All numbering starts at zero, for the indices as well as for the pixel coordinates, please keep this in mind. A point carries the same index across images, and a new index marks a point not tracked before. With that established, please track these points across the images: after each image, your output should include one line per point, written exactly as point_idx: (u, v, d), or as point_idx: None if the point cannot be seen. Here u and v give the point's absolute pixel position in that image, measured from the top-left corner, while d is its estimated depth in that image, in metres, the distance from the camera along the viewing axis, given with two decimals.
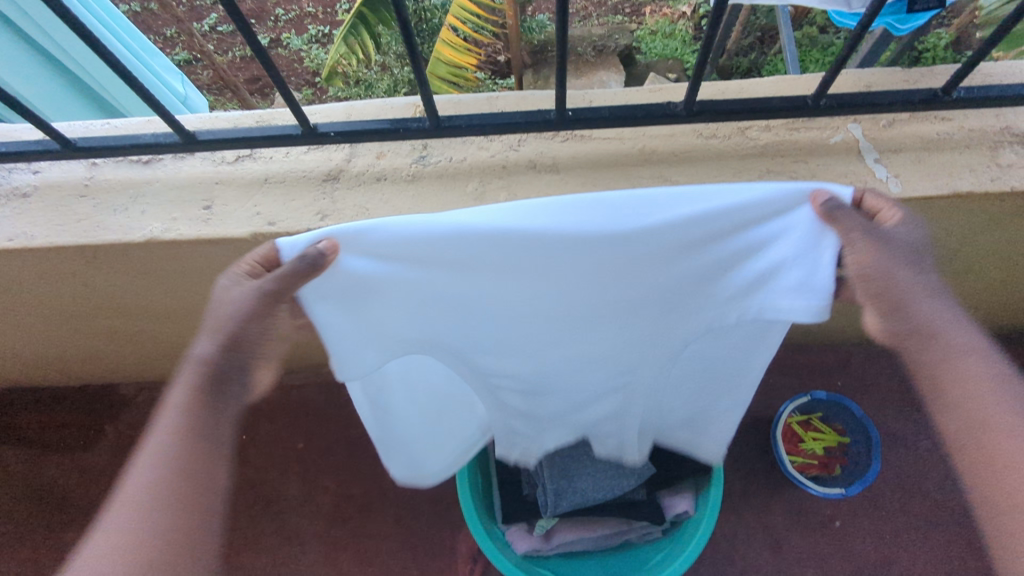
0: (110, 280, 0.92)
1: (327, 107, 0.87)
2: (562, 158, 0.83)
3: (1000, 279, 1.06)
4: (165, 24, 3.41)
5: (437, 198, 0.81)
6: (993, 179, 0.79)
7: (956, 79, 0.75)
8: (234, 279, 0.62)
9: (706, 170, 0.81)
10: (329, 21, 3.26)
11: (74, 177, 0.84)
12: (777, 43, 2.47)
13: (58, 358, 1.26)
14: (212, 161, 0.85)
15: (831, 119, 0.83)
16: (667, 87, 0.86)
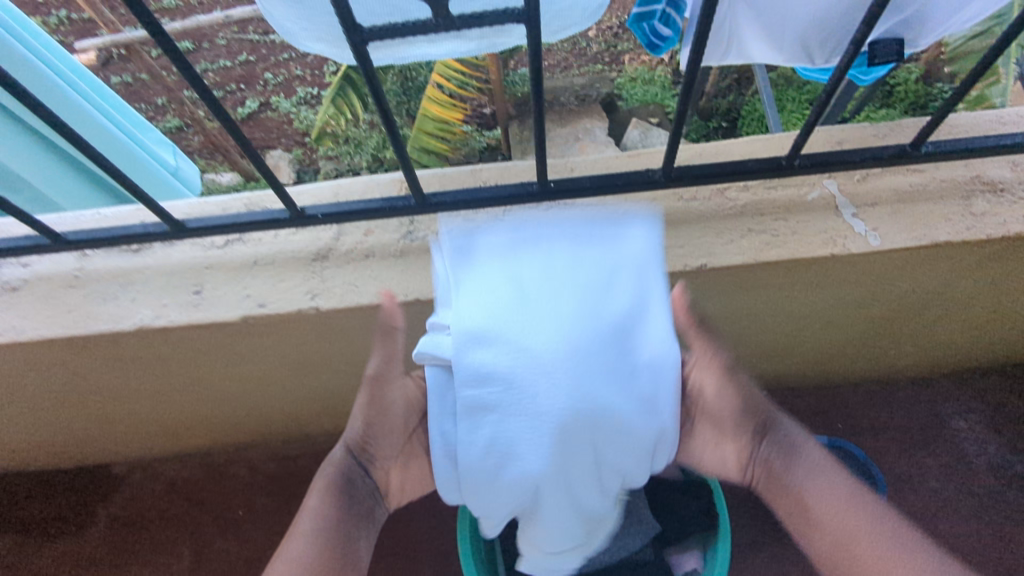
0: (101, 367, 0.91)
1: (314, 187, 0.89)
2: None
3: (988, 318, 1.07)
4: (156, 93, 3.49)
5: (425, 272, 0.82)
6: (969, 228, 0.81)
7: (922, 136, 0.78)
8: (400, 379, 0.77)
9: (687, 232, 0.83)
10: (317, 83, 3.34)
11: (63, 268, 0.85)
12: (753, 84, 2.55)
13: (48, 443, 1.24)
14: (201, 245, 0.86)
15: (807, 175, 0.85)
16: (645, 152, 0.89)
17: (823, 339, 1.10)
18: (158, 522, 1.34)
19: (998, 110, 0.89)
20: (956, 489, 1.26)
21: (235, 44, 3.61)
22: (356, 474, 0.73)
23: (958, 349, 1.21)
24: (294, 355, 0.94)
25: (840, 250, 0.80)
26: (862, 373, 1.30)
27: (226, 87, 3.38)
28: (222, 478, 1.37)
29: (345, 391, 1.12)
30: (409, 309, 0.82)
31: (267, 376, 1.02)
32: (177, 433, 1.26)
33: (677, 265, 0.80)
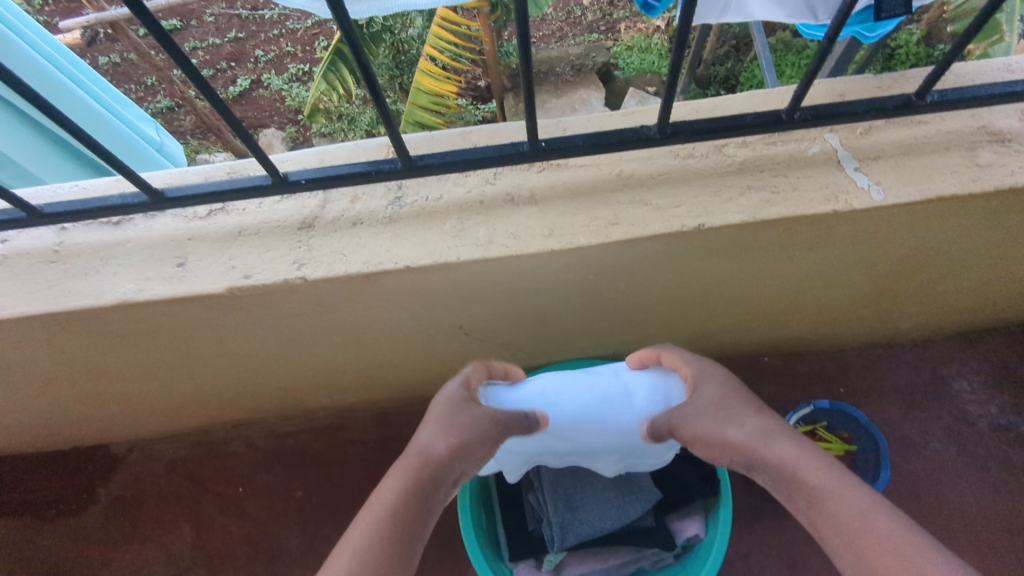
0: (89, 344, 0.89)
1: (298, 154, 0.86)
2: (539, 188, 0.81)
3: (992, 276, 1.05)
4: (144, 73, 3.42)
5: (414, 239, 0.79)
6: (976, 179, 0.78)
7: (928, 84, 0.74)
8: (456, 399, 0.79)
9: (685, 191, 0.80)
10: (308, 59, 3.26)
11: (43, 244, 0.82)
12: (752, 50, 2.49)
13: (44, 424, 1.23)
14: (184, 217, 0.83)
15: (806, 130, 0.82)
16: (640, 110, 0.86)
17: (824, 301, 1.08)
18: (159, 500, 1.34)
19: (1006, 58, 0.86)
20: (958, 450, 1.25)
21: (223, 20, 3.53)
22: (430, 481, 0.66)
23: (962, 309, 1.19)
24: (285, 329, 0.92)
25: (842, 205, 0.78)
26: (863, 336, 1.29)
27: (216, 65, 3.31)
28: (221, 456, 1.37)
29: (340, 365, 1.10)
30: (399, 278, 0.80)
31: (260, 352, 1.00)
32: (174, 411, 1.25)
33: (674, 225, 0.78)
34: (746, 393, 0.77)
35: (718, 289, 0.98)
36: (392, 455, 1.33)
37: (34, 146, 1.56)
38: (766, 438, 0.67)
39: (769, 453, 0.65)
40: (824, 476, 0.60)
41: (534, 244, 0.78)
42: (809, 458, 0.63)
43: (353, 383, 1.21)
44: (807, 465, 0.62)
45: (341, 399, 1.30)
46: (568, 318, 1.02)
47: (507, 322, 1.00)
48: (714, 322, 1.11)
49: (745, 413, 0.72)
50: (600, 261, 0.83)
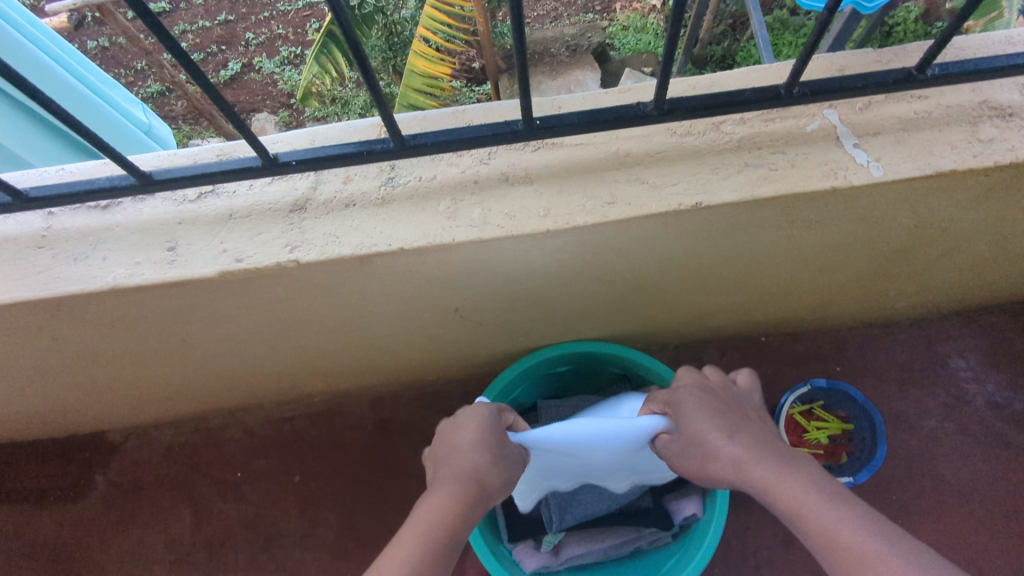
0: (81, 330, 0.89)
1: (289, 135, 0.84)
2: (534, 168, 0.80)
3: (991, 254, 1.04)
4: (134, 57, 3.37)
5: (407, 220, 0.78)
6: (976, 155, 0.77)
7: (929, 57, 0.73)
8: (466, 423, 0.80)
9: (682, 169, 0.79)
10: (300, 41, 3.21)
11: (30, 229, 0.81)
12: (749, 29, 2.46)
13: (39, 412, 1.22)
14: (173, 200, 0.82)
15: (805, 106, 0.81)
16: (636, 87, 0.85)
17: (822, 281, 1.07)
18: (157, 486, 1.34)
19: (1007, 31, 0.84)
20: (954, 428, 1.26)
21: (212, 2, 3.47)
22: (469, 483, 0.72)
23: (960, 287, 1.19)
24: (278, 313, 0.91)
25: (840, 182, 0.77)
26: (860, 315, 1.28)
27: (207, 49, 3.26)
28: (218, 441, 1.36)
29: (335, 350, 1.10)
30: (393, 260, 0.79)
31: (254, 337, 0.99)
32: (170, 397, 1.24)
33: (671, 204, 0.77)
34: (726, 410, 0.76)
35: (715, 269, 0.97)
36: (389, 439, 1.34)
37: (19, 128, 1.54)
38: (740, 464, 0.68)
39: (748, 478, 0.67)
40: (795, 495, 0.62)
41: (530, 225, 0.77)
42: (785, 474, 0.65)
43: (349, 367, 1.21)
44: (783, 483, 0.64)
45: (337, 384, 1.30)
46: (565, 300, 1.02)
47: (504, 304, 0.99)
48: (711, 302, 1.11)
49: (717, 439, 0.72)
50: (595, 241, 0.82)
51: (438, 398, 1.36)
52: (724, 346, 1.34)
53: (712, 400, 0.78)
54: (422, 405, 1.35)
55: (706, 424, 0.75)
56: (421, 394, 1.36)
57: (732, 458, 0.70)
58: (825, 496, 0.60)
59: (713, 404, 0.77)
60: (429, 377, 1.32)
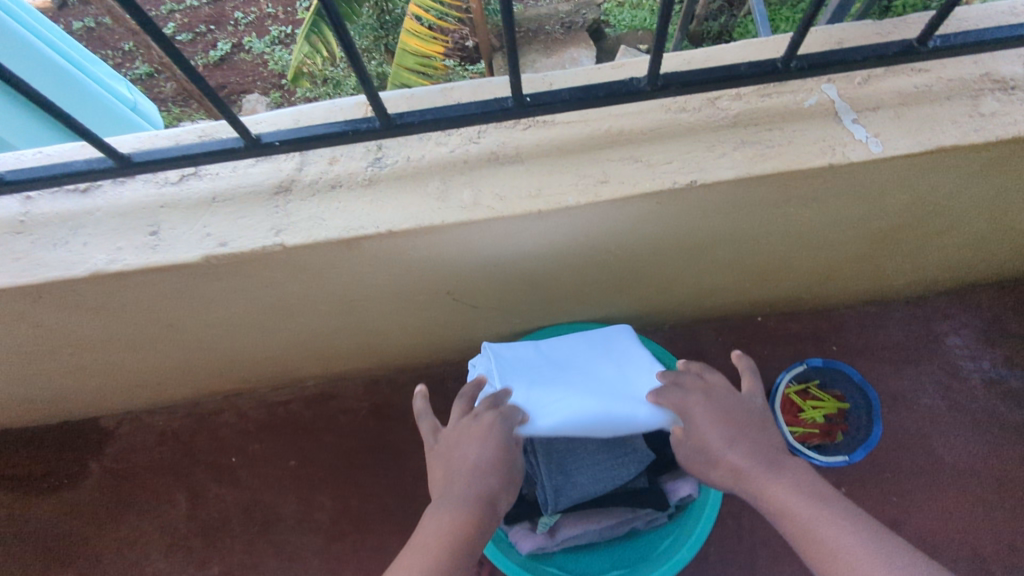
0: (66, 317, 0.87)
1: (273, 115, 0.82)
2: (525, 147, 0.78)
3: (990, 230, 1.03)
4: (121, 38, 3.30)
5: (396, 202, 0.76)
6: (977, 129, 0.75)
7: (930, 28, 0.70)
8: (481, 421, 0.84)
9: (677, 147, 0.77)
10: (290, 20, 3.14)
11: (8, 214, 0.79)
12: (746, 5, 2.42)
13: (29, 399, 1.21)
14: (155, 183, 0.80)
15: (803, 80, 0.79)
16: (630, 62, 0.83)
17: (819, 260, 1.06)
18: (152, 472, 1.33)
19: (1011, 1, 0.82)
20: (950, 406, 1.26)
21: None
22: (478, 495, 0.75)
23: (957, 264, 1.17)
24: (267, 297, 0.90)
25: (839, 158, 0.75)
26: (856, 294, 1.27)
27: (195, 29, 3.20)
28: (212, 427, 1.36)
29: (327, 335, 1.09)
30: (381, 243, 0.77)
31: (243, 322, 0.98)
32: (161, 383, 1.23)
33: (665, 183, 0.75)
34: (729, 413, 0.81)
35: (711, 249, 0.95)
36: (384, 422, 1.33)
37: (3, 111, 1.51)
38: (740, 472, 0.74)
39: (746, 486, 0.73)
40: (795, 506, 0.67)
41: (521, 205, 0.75)
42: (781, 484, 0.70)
43: (341, 351, 1.19)
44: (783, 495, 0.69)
45: (331, 368, 1.29)
46: (559, 282, 1.00)
47: (497, 286, 0.98)
48: (707, 281, 1.09)
49: (717, 447, 0.77)
50: (588, 221, 0.80)
51: (433, 381, 1.35)
52: (720, 326, 1.33)
53: (715, 406, 0.82)
54: (417, 388, 1.35)
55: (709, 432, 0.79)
56: (416, 377, 1.36)
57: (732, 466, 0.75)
58: (824, 510, 0.66)
59: (716, 409, 0.82)
60: (423, 361, 1.31)
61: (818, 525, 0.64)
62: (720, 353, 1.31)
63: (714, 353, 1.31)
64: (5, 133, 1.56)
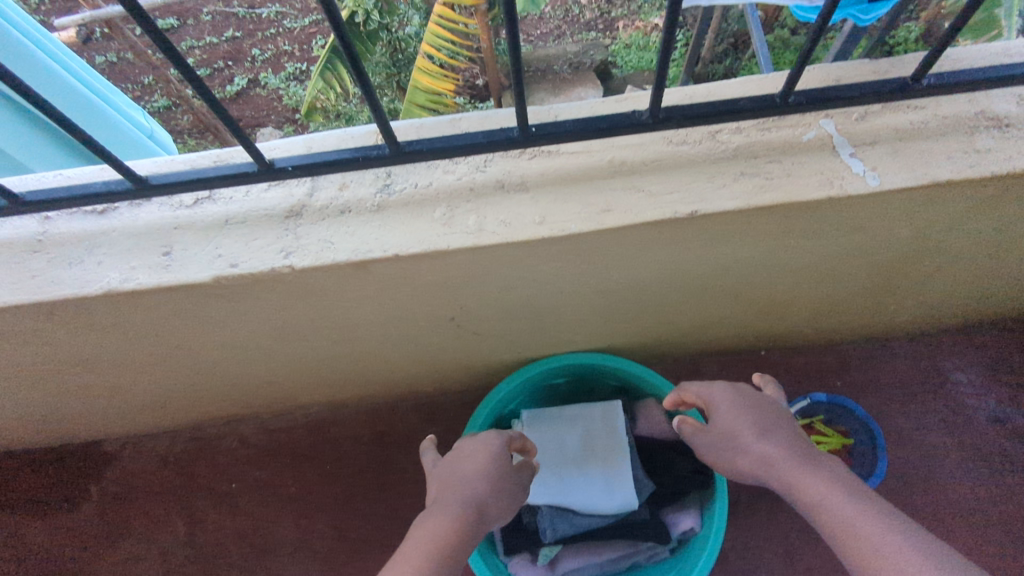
0: (75, 335, 0.88)
1: (286, 142, 0.85)
2: (530, 175, 0.80)
3: (991, 266, 1.04)
4: (141, 72, 3.41)
5: (403, 227, 0.78)
6: (973, 165, 0.77)
7: (925, 66, 0.73)
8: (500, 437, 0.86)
9: (678, 178, 0.79)
10: (306, 57, 3.24)
11: (26, 233, 0.81)
12: (751, 48, 2.47)
13: (33, 419, 1.22)
14: (170, 205, 0.82)
15: (802, 116, 0.81)
16: (633, 96, 0.85)
17: (821, 292, 1.07)
18: (151, 496, 1.33)
19: (1004, 42, 0.84)
20: (956, 443, 1.24)
21: (220, 20, 3.51)
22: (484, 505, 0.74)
23: (960, 300, 1.18)
24: (274, 320, 0.91)
25: (837, 191, 0.76)
26: (860, 328, 1.27)
27: (213, 65, 3.30)
28: (213, 451, 1.36)
29: (334, 359, 1.09)
30: (388, 267, 0.79)
31: (249, 344, 0.99)
32: (165, 406, 1.24)
33: (666, 212, 0.76)
34: (755, 407, 0.82)
35: (713, 279, 0.97)
36: (385, 450, 1.32)
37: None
38: (768, 460, 0.74)
39: (775, 475, 0.72)
40: (823, 495, 0.66)
41: (525, 232, 0.77)
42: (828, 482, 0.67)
43: (345, 377, 1.20)
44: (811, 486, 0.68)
45: (334, 394, 1.29)
46: (563, 310, 1.02)
47: (500, 313, 0.99)
48: (710, 312, 1.10)
49: (747, 437, 0.77)
50: (591, 249, 0.81)
51: (435, 409, 1.35)
52: (723, 359, 1.33)
53: (743, 399, 0.83)
54: (419, 416, 1.34)
55: (737, 423, 0.80)
56: (418, 405, 1.36)
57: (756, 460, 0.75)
58: (867, 509, 0.62)
59: (742, 402, 0.83)
60: (426, 388, 1.32)
61: (861, 522, 0.61)
62: None
63: None
64: (3, 142, 1.54)
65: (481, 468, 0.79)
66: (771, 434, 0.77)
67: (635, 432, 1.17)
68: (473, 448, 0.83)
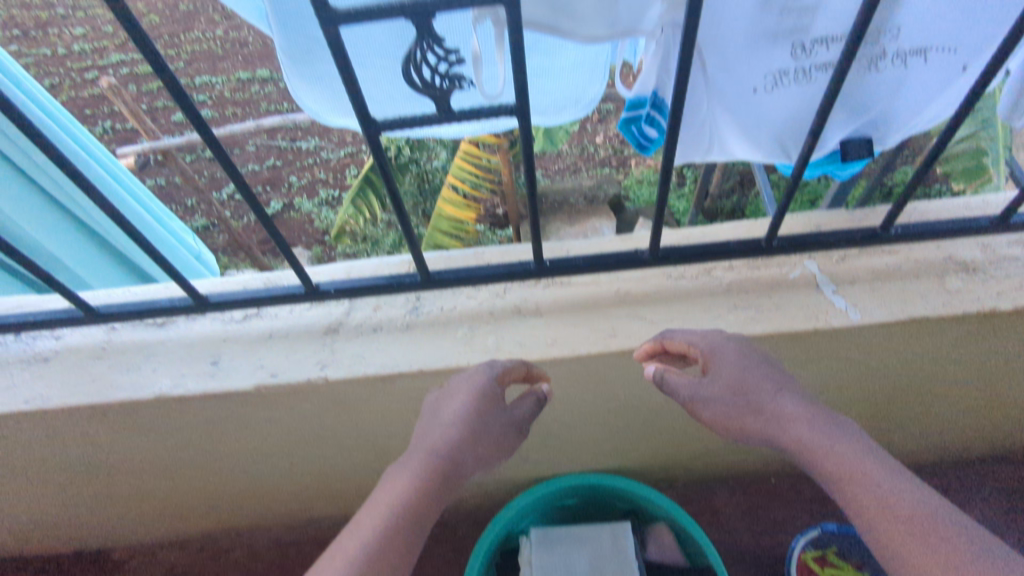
0: (117, 437, 0.95)
1: (329, 267, 0.96)
2: (544, 302, 0.89)
3: (984, 398, 1.08)
4: (187, 195, 3.73)
5: (428, 345, 0.87)
6: (945, 304, 0.85)
7: (891, 218, 0.83)
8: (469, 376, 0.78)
9: (677, 308, 0.88)
10: (340, 185, 3.53)
11: (92, 341, 0.91)
12: (755, 186, 2.66)
13: (53, 522, 1.25)
14: (222, 320, 0.92)
15: (787, 256, 0.91)
16: (636, 236, 0.96)
17: None
18: None
19: (966, 197, 0.96)
20: None
21: (264, 151, 3.87)
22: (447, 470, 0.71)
23: (962, 431, 1.21)
24: (301, 428, 0.97)
25: (822, 324, 0.84)
26: None
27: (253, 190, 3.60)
28: (221, 563, 1.35)
29: (351, 470, 1.14)
30: (411, 382, 0.86)
31: (273, 451, 1.04)
32: (180, 513, 1.26)
33: None
34: (756, 356, 0.77)
35: None
36: None
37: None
38: (789, 420, 0.72)
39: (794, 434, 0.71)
40: (852, 461, 0.67)
41: (538, 352, 0.84)
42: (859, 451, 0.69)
43: (359, 489, 1.23)
44: (833, 461, 0.68)
45: (346, 506, 1.31)
46: (572, 428, 1.07)
47: None
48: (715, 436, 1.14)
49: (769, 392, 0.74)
50: (598, 370, 0.89)
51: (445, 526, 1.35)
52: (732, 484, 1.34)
53: (747, 353, 0.76)
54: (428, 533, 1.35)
55: (748, 375, 0.75)
56: None
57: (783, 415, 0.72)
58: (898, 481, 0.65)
59: (749, 352, 0.77)
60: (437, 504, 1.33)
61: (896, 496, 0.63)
62: (734, 512, 1.31)
63: (727, 512, 1.31)
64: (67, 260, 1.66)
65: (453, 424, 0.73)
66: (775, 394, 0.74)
67: (644, 556, 1.17)
68: (453, 391, 0.77)
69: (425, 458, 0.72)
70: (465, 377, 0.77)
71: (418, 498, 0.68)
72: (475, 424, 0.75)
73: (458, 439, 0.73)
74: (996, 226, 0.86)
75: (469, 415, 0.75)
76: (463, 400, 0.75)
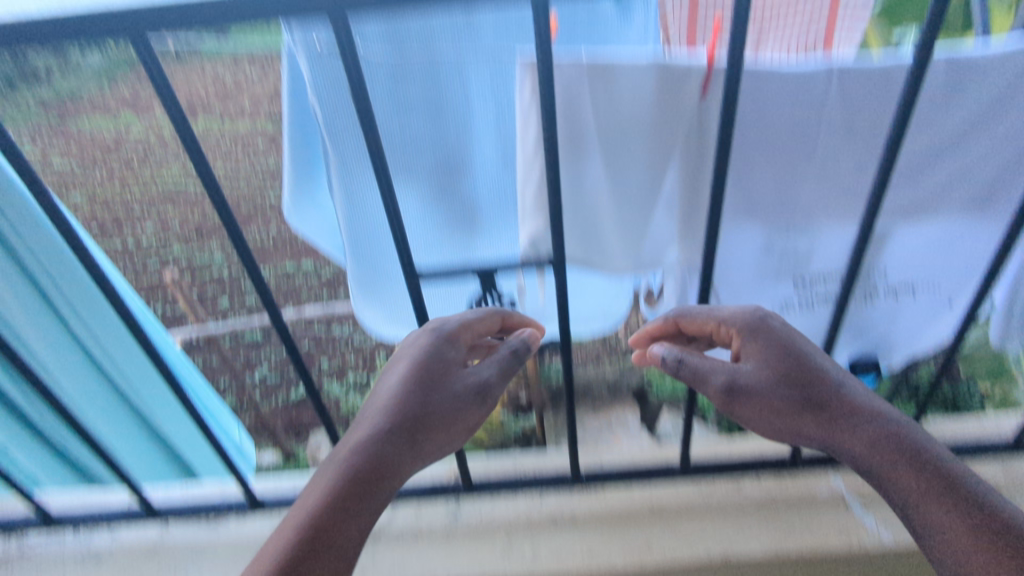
0: None
1: None
2: (578, 511, 0.92)
3: None
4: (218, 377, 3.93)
5: (468, 554, 0.89)
6: None
7: None
8: (446, 337, 0.77)
9: (709, 522, 0.90)
10: None
11: (145, 536, 0.95)
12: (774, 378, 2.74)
13: None
14: (269, 519, 0.95)
15: (815, 471, 0.93)
16: (665, 447, 1.01)
17: None
18: None
19: (983, 416, 1.00)
20: None
21: None
22: (375, 474, 0.67)
23: None
24: None
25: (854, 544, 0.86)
26: None
27: None
28: None
29: None
30: None
31: None
32: None
33: (700, 555, 0.86)
34: (767, 339, 0.76)
35: None
36: None
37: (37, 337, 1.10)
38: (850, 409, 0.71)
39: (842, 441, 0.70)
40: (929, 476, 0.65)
41: (574, 564, 0.87)
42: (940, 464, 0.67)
43: None
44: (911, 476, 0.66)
45: None
46: None
47: None
48: None
49: (832, 377, 0.74)
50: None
51: None
52: None
53: (767, 335, 0.76)
54: None
55: (772, 361, 0.75)
56: None
57: (832, 411, 0.72)
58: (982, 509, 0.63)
59: (767, 331, 0.76)
60: None
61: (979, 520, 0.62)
62: None
63: None
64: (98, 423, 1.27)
65: (401, 407, 0.72)
66: (833, 385, 0.73)
67: None
68: (398, 359, 0.76)
69: (352, 453, 0.68)
70: (432, 337, 0.77)
71: (339, 494, 0.65)
72: (424, 398, 0.73)
73: (390, 424, 0.70)
74: (1013, 448, 0.93)
75: (407, 388, 0.73)
76: (418, 374, 0.74)
